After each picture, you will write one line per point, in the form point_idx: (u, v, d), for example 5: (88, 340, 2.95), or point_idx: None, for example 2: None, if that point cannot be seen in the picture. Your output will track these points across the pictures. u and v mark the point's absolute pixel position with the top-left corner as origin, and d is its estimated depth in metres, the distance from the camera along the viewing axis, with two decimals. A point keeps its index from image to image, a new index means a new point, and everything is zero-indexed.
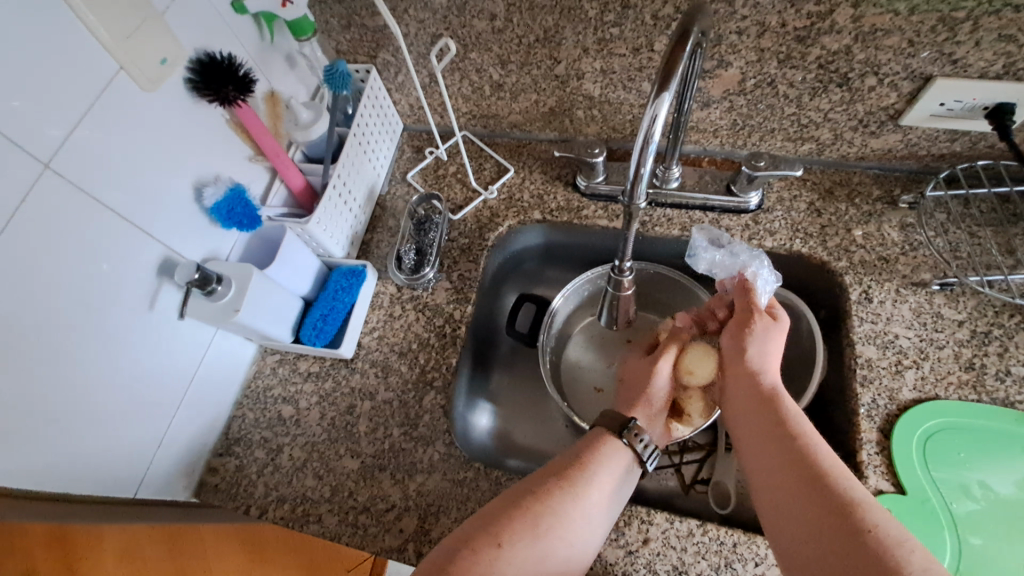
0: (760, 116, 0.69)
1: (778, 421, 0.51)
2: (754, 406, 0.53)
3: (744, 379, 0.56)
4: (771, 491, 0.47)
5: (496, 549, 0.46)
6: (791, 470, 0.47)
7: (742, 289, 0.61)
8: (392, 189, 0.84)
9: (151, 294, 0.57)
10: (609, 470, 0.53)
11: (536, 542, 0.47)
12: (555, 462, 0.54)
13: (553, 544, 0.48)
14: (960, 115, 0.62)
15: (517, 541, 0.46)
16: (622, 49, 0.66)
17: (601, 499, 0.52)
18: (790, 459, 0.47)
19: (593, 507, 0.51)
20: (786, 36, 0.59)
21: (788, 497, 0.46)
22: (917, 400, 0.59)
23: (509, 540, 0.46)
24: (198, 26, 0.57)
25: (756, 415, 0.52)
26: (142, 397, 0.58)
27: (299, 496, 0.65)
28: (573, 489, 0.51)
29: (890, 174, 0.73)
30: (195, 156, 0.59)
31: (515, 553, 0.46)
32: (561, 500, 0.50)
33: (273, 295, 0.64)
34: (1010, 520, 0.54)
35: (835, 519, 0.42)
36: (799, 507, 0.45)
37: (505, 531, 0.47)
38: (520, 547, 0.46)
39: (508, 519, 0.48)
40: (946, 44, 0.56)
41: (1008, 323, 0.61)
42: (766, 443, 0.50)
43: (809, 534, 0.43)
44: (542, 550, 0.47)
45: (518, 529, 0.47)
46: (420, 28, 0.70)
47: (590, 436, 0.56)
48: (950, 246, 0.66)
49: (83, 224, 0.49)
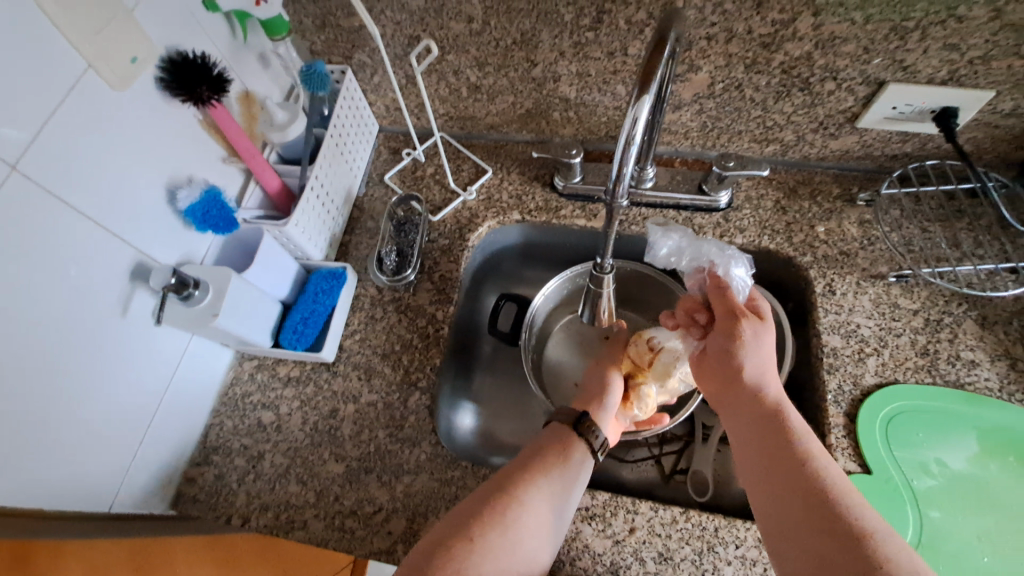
0: (728, 118, 0.72)
1: (787, 444, 0.50)
2: (760, 426, 0.53)
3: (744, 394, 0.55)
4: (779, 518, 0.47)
5: (469, 542, 0.46)
6: (800, 498, 0.47)
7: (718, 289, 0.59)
8: (370, 191, 0.83)
9: (124, 299, 0.55)
10: (575, 466, 0.55)
11: (508, 533, 0.48)
12: (523, 459, 0.55)
13: (523, 536, 0.49)
14: (910, 118, 0.67)
15: (488, 533, 0.47)
16: (597, 53, 0.67)
17: (564, 491, 0.54)
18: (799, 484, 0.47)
19: (561, 503, 0.53)
20: (752, 42, 0.62)
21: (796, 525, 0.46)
22: (879, 384, 0.63)
23: (480, 533, 0.47)
24: (167, 22, 0.55)
25: (760, 434, 0.52)
26: (115, 410, 0.56)
27: (283, 503, 0.64)
28: (540, 484, 0.52)
29: (848, 173, 0.77)
30: (168, 158, 0.58)
31: (486, 544, 0.47)
32: (529, 494, 0.51)
33: (252, 299, 0.63)
34: (964, 494, 0.58)
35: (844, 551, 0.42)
36: (805, 536, 0.45)
37: (480, 526, 0.48)
38: (491, 539, 0.47)
39: (480, 514, 0.49)
40: (897, 51, 0.60)
41: (957, 311, 0.66)
42: (772, 467, 0.50)
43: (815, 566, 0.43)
44: (514, 543, 0.48)
45: (489, 523, 0.48)
46: (397, 29, 0.70)
47: (553, 432, 0.58)
48: (904, 241, 0.71)
49: (51, 228, 0.47)
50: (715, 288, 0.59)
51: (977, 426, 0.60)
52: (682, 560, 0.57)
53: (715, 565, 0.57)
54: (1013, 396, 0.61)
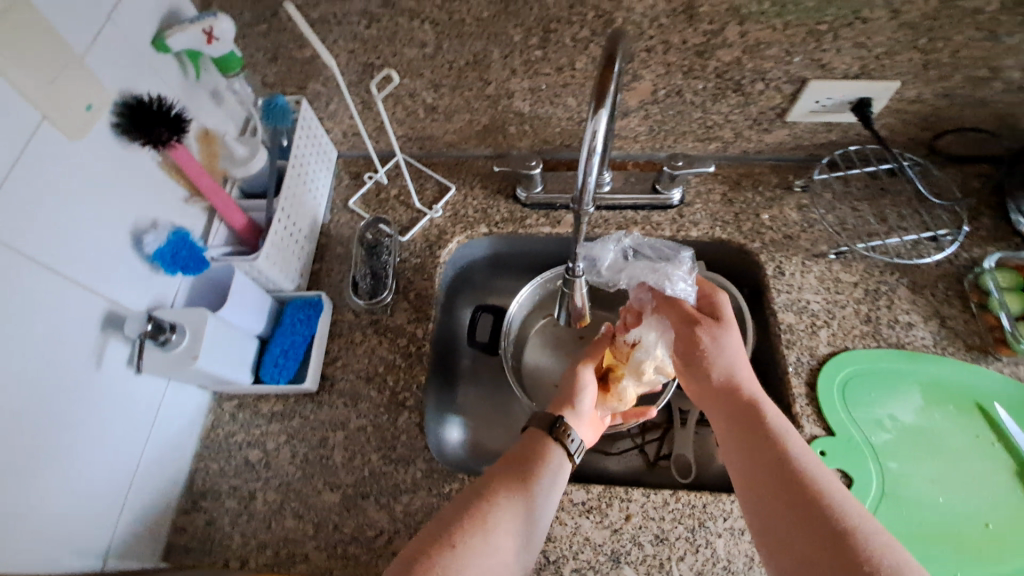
0: (672, 121, 0.77)
1: (769, 441, 0.53)
2: (742, 424, 0.55)
3: (725, 397, 0.58)
4: (766, 511, 0.50)
5: (451, 550, 0.48)
6: (783, 487, 0.49)
7: (670, 304, 0.63)
8: (335, 217, 0.84)
9: (95, 348, 0.54)
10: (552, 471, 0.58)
11: (489, 538, 0.50)
12: (503, 466, 0.57)
13: (502, 542, 0.50)
14: (831, 110, 0.74)
15: (471, 540, 0.49)
16: (547, 69, 0.71)
17: (543, 496, 0.56)
18: (781, 478, 0.50)
19: (540, 507, 0.55)
20: (688, 51, 0.67)
21: (782, 517, 0.48)
22: (832, 353, 0.69)
23: (462, 540, 0.49)
24: (119, 67, 0.55)
25: (742, 432, 0.55)
26: (94, 463, 0.54)
27: (281, 539, 0.63)
28: (522, 492, 0.54)
29: (784, 163, 0.83)
30: (130, 202, 0.57)
31: (469, 550, 0.48)
32: (508, 499, 0.53)
33: (229, 337, 0.62)
34: (917, 443, 0.64)
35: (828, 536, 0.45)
36: (791, 526, 0.47)
37: (461, 533, 0.49)
38: (473, 545, 0.49)
39: (461, 522, 0.50)
40: (814, 52, 0.66)
41: (892, 280, 0.73)
42: (757, 463, 0.52)
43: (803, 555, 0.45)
44: (495, 547, 0.50)
45: (469, 529, 0.50)
46: (350, 58, 0.71)
47: (528, 437, 0.60)
48: (839, 220, 0.78)
49: (16, 284, 0.46)
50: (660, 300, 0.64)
51: (921, 380, 0.67)
52: (677, 539, 0.60)
53: (707, 540, 0.60)
54: (946, 350, 0.68)
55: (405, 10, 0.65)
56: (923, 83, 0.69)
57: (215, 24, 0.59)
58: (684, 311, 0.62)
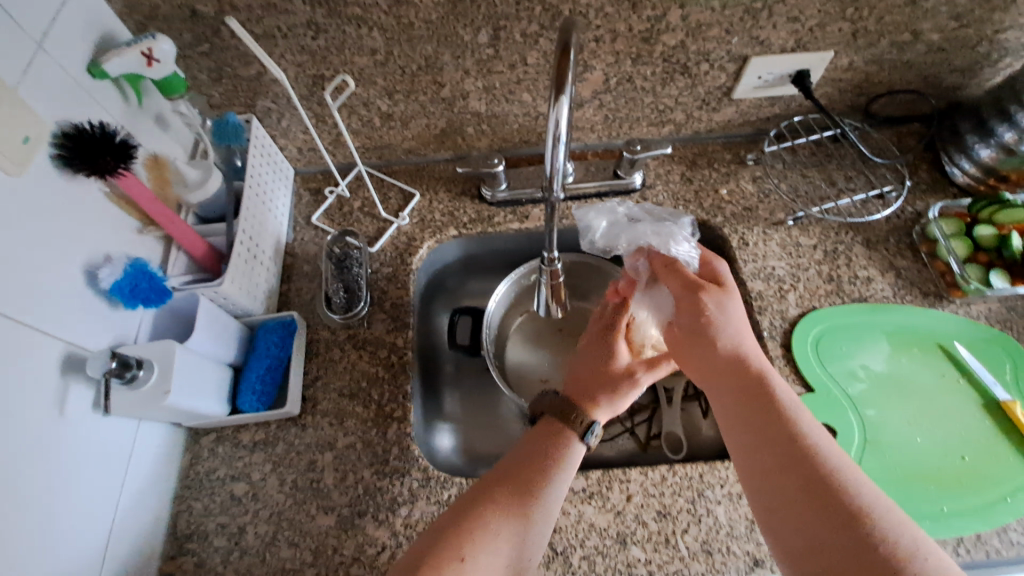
0: (626, 108, 0.79)
1: (780, 420, 0.52)
2: (750, 405, 0.54)
3: (730, 374, 0.56)
4: (778, 495, 0.49)
5: (459, 563, 0.47)
6: (797, 470, 0.49)
7: (671, 267, 0.63)
8: (299, 235, 0.82)
9: (55, 395, 0.50)
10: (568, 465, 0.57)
11: (497, 547, 0.49)
12: (511, 467, 0.55)
13: (510, 549, 0.50)
14: (773, 84, 0.77)
15: (479, 552, 0.48)
16: (500, 66, 0.72)
17: (555, 493, 0.55)
18: (793, 460, 0.50)
19: (551, 506, 0.54)
20: (634, 38, 0.69)
21: (794, 500, 0.48)
22: (802, 313, 0.71)
23: (471, 553, 0.48)
24: (55, 97, 0.52)
25: (750, 414, 0.54)
26: (67, 515, 0.51)
27: (278, 571, 0.61)
28: (531, 494, 0.53)
29: (734, 140, 0.87)
30: (79, 237, 0.54)
31: (478, 563, 0.47)
32: (516, 504, 0.52)
33: (201, 368, 0.59)
34: (890, 388, 0.67)
35: (843, 519, 0.45)
36: (804, 509, 0.47)
37: (469, 546, 0.48)
38: (481, 558, 0.48)
39: (469, 532, 0.49)
40: (753, 29, 0.69)
41: (847, 239, 0.76)
42: (768, 446, 0.51)
43: (817, 537, 0.46)
44: (503, 556, 0.49)
45: (477, 542, 0.48)
46: (299, 71, 0.70)
47: (541, 430, 0.59)
48: (792, 188, 0.81)
49: None
50: (661, 268, 0.64)
51: (885, 330, 0.70)
52: (679, 512, 0.61)
53: (708, 509, 0.61)
54: (905, 299, 0.72)
55: (352, 17, 0.64)
56: (854, 51, 0.73)
57: (155, 45, 0.57)
58: (687, 277, 0.62)
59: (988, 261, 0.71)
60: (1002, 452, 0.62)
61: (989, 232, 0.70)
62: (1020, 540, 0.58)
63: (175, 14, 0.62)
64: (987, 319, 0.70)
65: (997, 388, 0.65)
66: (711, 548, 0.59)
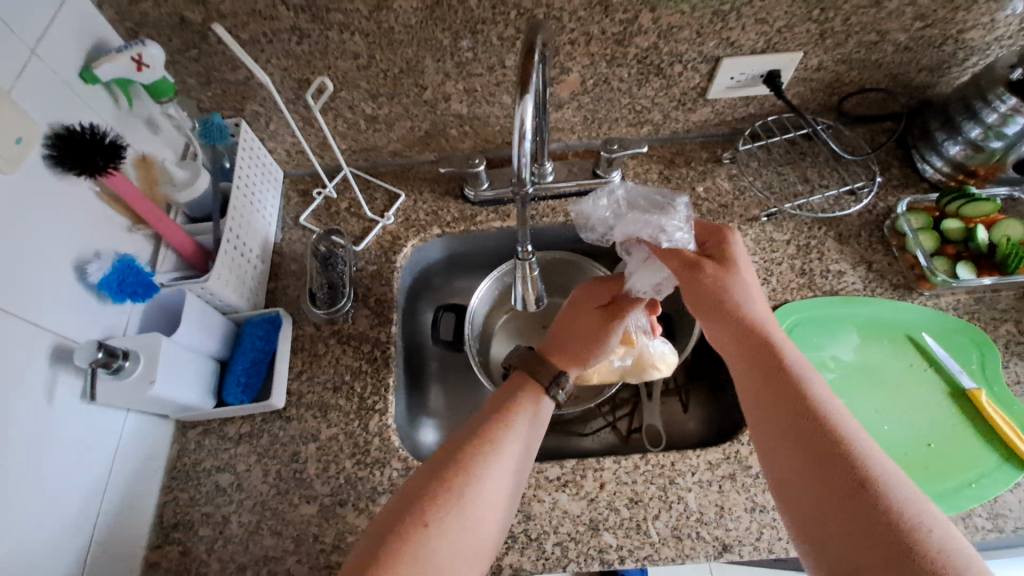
0: (604, 109, 0.82)
1: (796, 395, 0.52)
2: (769, 377, 0.55)
3: (749, 346, 0.57)
4: (791, 468, 0.50)
5: (424, 528, 0.48)
6: (811, 445, 0.49)
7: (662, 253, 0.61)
8: (287, 235, 0.84)
9: (47, 384, 0.53)
10: (528, 423, 0.59)
11: (463, 511, 0.50)
12: (473, 429, 0.57)
13: (477, 511, 0.51)
14: (746, 84, 0.79)
15: (445, 518, 0.49)
16: (479, 69, 0.74)
17: (516, 452, 0.56)
18: (808, 435, 0.50)
19: (512, 463, 0.56)
20: (608, 40, 0.71)
21: (803, 470, 0.49)
22: (774, 307, 0.73)
23: (436, 518, 0.49)
24: (48, 101, 0.55)
25: (769, 385, 0.54)
26: (57, 500, 0.54)
27: (261, 558, 0.62)
28: (492, 453, 0.54)
29: (712, 139, 0.89)
30: (71, 234, 0.56)
31: (443, 528, 0.49)
32: (480, 464, 0.53)
33: (187, 360, 0.62)
34: (860, 378, 0.69)
35: (850, 488, 0.46)
36: (813, 478, 0.48)
37: (434, 510, 0.49)
38: (447, 522, 0.49)
39: (435, 498, 0.50)
40: (723, 31, 0.71)
41: (820, 234, 0.78)
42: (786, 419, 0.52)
43: (822, 504, 0.47)
44: (470, 520, 0.50)
45: (442, 506, 0.50)
46: (285, 75, 0.73)
47: (512, 382, 0.62)
48: (766, 185, 0.83)
49: None
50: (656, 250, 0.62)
51: (855, 322, 0.72)
52: (651, 499, 0.63)
53: (679, 496, 0.63)
54: (875, 291, 0.74)
55: (334, 23, 0.66)
56: (823, 51, 0.75)
57: (144, 51, 0.59)
58: (683, 255, 0.61)
59: (956, 253, 0.73)
60: (967, 438, 0.64)
61: (956, 226, 0.73)
62: (984, 525, 0.60)
63: (165, 22, 0.64)
64: (955, 310, 0.72)
65: (963, 376, 0.67)
66: (681, 534, 0.61)
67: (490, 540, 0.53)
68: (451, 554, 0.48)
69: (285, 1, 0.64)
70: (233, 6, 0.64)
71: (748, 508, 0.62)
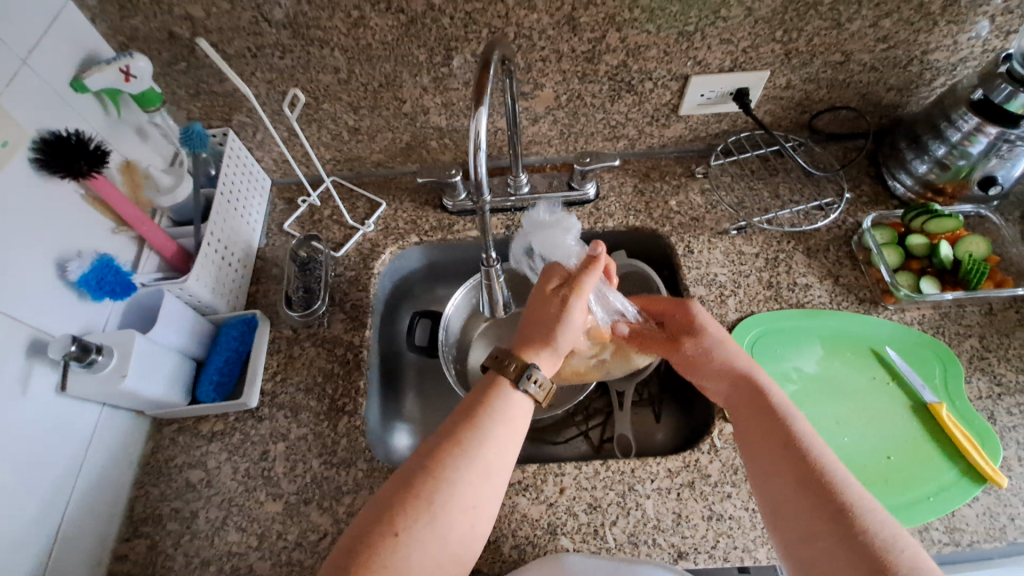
0: (580, 124, 0.84)
1: (776, 422, 0.55)
2: (755, 413, 0.57)
3: (735, 390, 0.60)
4: (773, 491, 0.52)
5: (394, 538, 0.48)
6: (790, 469, 0.51)
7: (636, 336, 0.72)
8: (271, 241, 0.87)
9: (24, 376, 0.55)
10: (507, 425, 0.56)
11: (434, 520, 0.49)
12: (446, 432, 0.55)
13: (451, 519, 0.50)
14: (716, 102, 0.81)
15: (414, 526, 0.48)
16: (455, 84, 0.77)
17: (492, 454, 0.54)
18: (788, 459, 0.52)
19: (489, 465, 0.54)
20: (578, 58, 0.74)
21: (787, 495, 0.50)
22: (740, 318, 0.74)
23: (406, 527, 0.48)
24: (36, 107, 0.58)
25: (755, 421, 0.56)
26: (25, 488, 0.56)
27: (224, 554, 0.64)
28: (465, 459, 0.53)
29: (687, 155, 0.91)
30: (55, 234, 0.60)
31: (412, 536, 0.48)
32: (451, 470, 0.52)
33: (161, 356, 0.64)
34: (823, 390, 0.69)
35: (829, 513, 0.47)
36: (797, 509, 0.49)
37: (403, 520, 0.49)
38: (418, 530, 0.48)
39: (402, 506, 0.49)
40: (690, 51, 0.73)
41: (789, 248, 0.80)
42: (768, 445, 0.54)
43: (802, 524, 0.48)
44: (442, 528, 0.49)
45: (410, 514, 0.49)
46: (270, 88, 0.76)
47: (484, 381, 0.60)
48: (738, 200, 0.85)
49: None
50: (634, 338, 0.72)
51: (820, 335, 0.73)
52: (609, 505, 0.64)
53: (637, 502, 0.64)
54: (841, 305, 0.75)
55: (314, 39, 0.70)
56: (789, 70, 0.77)
57: (132, 62, 0.64)
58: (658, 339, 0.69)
59: (920, 268, 0.75)
60: (928, 452, 0.64)
61: (920, 241, 0.75)
62: (941, 539, 0.59)
63: (154, 36, 0.68)
64: (919, 325, 0.73)
65: (924, 390, 0.67)
66: (637, 540, 0.62)
67: (470, 543, 0.52)
68: (423, 562, 0.48)
69: (268, 19, 0.67)
70: (218, 22, 0.67)
71: (705, 516, 0.63)
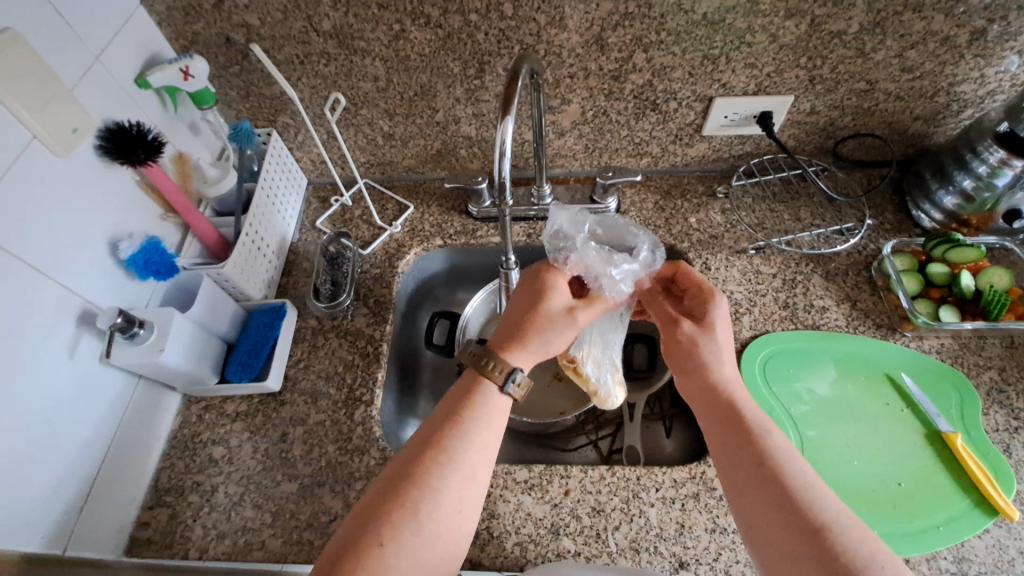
0: (604, 140, 0.87)
1: (749, 441, 0.54)
2: (726, 429, 0.56)
3: (707, 401, 0.59)
4: (750, 512, 0.51)
5: (379, 549, 0.46)
6: (763, 491, 0.50)
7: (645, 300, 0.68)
8: (303, 236, 0.91)
9: (70, 344, 0.60)
10: (490, 427, 0.55)
11: (419, 528, 0.48)
12: (425, 436, 0.53)
13: (437, 526, 0.48)
14: (739, 123, 0.83)
15: (400, 534, 0.47)
16: (486, 96, 0.81)
17: (474, 459, 0.52)
18: (762, 480, 0.51)
19: (472, 469, 0.52)
20: (605, 76, 0.77)
21: (763, 517, 0.50)
22: (754, 336, 0.75)
23: (391, 536, 0.47)
24: (105, 99, 0.64)
25: (726, 438, 0.55)
26: (65, 446, 0.60)
27: (239, 528, 0.66)
28: (447, 464, 0.51)
29: (709, 174, 0.92)
30: (112, 215, 0.65)
31: (400, 545, 0.46)
32: (433, 476, 0.50)
33: (194, 336, 0.68)
34: (833, 412, 0.69)
35: (805, 536, 0.47)
36: (773, 532, 0.49)
37: (390, 528, 0.47)
38: (404, 538, 0.47)
39: (389, 514, 0.48)
40: (715, 74, 0.76)
41: (806, 270, 0.80)
42: (740, 462, 0.53)
43: (780, 548, 0.48)
44: (428, 535, 0.48)
45: (397, 522, 0.47)
46: (313, 92, 0.81)
47: (466, 379, 0.57)
48: (758, 221, 0.86)
49: (16, 284, 0.54)
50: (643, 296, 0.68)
51: (832, 356, 0.73)
52: (612, 510, 0.65)
53: (640, 509, 0.65)
54: (858, 329, 0.75)
55: (357, 49, 0.75)
56: (813, 96, 0.79)
57: (191, 63, 0.69)
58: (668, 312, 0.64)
59: (940, 296, 0.75)
60: (939, 481, 0.63)
61: (941, 270, 0.75)
62: (948, 568, 0.58)
63: (214, 40, 0.74)
64: (937, 353, 0.72)
65: (939, 419, 0.67)
66: (639, 547, 0.62)
67: (458, 546, 0.50)
68: (411, 568, 0.46)
69: (316, 29, 0.72)
70: (271, 30, 0.73)
71: (708, 528, 0.63)
